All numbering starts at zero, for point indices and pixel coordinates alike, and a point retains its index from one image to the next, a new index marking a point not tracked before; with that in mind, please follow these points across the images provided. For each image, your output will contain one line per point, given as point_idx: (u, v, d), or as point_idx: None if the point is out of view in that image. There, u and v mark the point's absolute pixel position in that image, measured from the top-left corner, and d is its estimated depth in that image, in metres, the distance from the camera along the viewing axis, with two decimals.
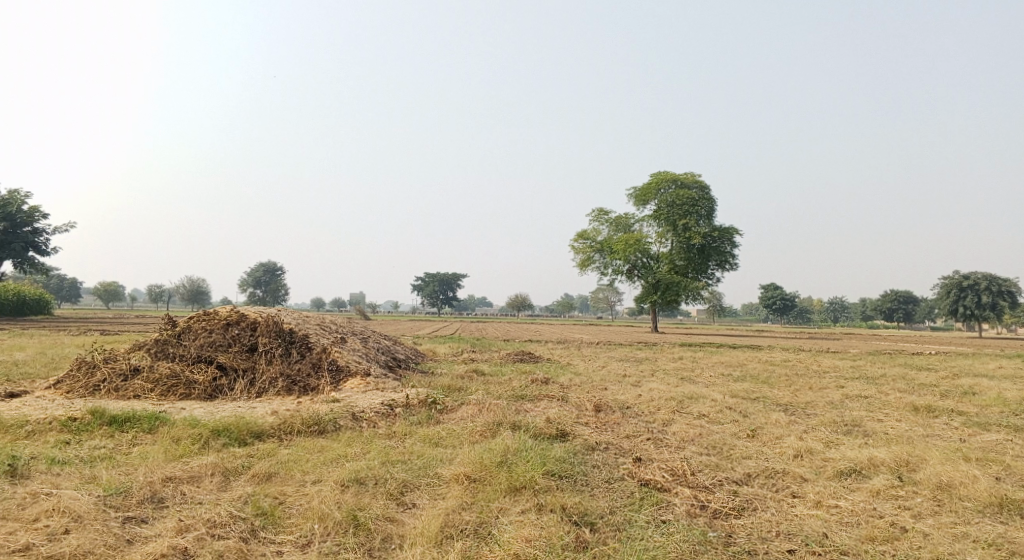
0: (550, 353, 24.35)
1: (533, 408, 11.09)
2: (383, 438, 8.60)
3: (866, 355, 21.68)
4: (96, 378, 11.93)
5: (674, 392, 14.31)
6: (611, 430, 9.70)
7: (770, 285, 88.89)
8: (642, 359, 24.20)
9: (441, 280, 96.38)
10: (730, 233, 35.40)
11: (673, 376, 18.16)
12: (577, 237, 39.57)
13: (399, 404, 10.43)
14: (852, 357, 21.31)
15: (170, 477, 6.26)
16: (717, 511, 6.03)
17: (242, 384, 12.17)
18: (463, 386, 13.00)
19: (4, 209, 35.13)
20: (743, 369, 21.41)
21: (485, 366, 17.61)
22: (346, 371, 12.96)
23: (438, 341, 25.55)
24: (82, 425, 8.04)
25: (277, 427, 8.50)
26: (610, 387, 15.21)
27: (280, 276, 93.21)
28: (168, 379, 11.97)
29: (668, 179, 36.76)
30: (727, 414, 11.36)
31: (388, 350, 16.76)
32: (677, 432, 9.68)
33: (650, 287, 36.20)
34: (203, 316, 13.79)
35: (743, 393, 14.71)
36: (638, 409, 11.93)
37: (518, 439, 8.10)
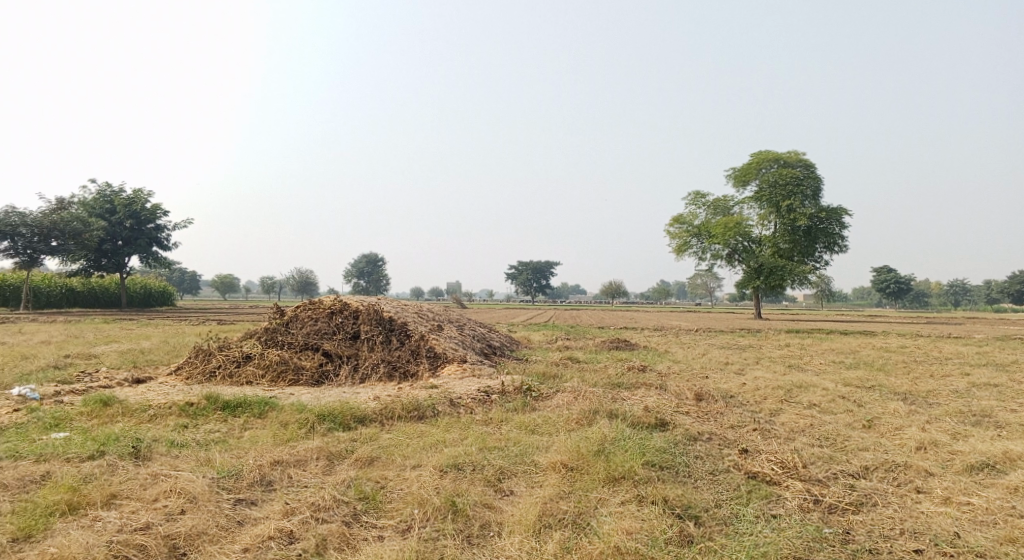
0: (647, 340, 23.92)
1: (630, 396, 10.86)
2: (480, 424, 8.62)
3: (996, 340, 20.06)
4: (212, 364, 12.59)
5: (780, 381, 13.69)
6: (713, 420, 9.36)
7: (883, 267, 84.13)
8: (745, 346, 23.38)
9: (535, 268, 96.74)
10: (839, 213, 33.61)
11: (778, 363, 17.42)
12: (674, 221, 38.63)
13: (495, 391, 10.45)
14: (979, 343, 19.78)
15: (278, 460, 6.47)
16: (832, 506, 5.65)
17: (346, 370, 12.54)
18: (559, 373, 12.91)
19: (131, 207, 37.68)
20: (855, 355, 20.27)
21: (580, 353, 17.46)
22: (444, 358, 13.12)
23: (534, 329, 25.60)
24: (199, 410, 8.46)
25: (378, 412, 8.68)
26: (711, 375, 14.74)
27: (381, 267, 96.15)
28: (277, 365, 12.48)
29: (770, 158, 35.25)
30: (839, 403, 10.76)
31: (483, 337, 16.89)
32: (785, 422, 9.23)
33: (752, 272, 34.90)
34: (309, 305, 14.30)
35: (857, 381, 13.91)
36: (741, 397, 11.47)
37: (616, 428, 7.92)
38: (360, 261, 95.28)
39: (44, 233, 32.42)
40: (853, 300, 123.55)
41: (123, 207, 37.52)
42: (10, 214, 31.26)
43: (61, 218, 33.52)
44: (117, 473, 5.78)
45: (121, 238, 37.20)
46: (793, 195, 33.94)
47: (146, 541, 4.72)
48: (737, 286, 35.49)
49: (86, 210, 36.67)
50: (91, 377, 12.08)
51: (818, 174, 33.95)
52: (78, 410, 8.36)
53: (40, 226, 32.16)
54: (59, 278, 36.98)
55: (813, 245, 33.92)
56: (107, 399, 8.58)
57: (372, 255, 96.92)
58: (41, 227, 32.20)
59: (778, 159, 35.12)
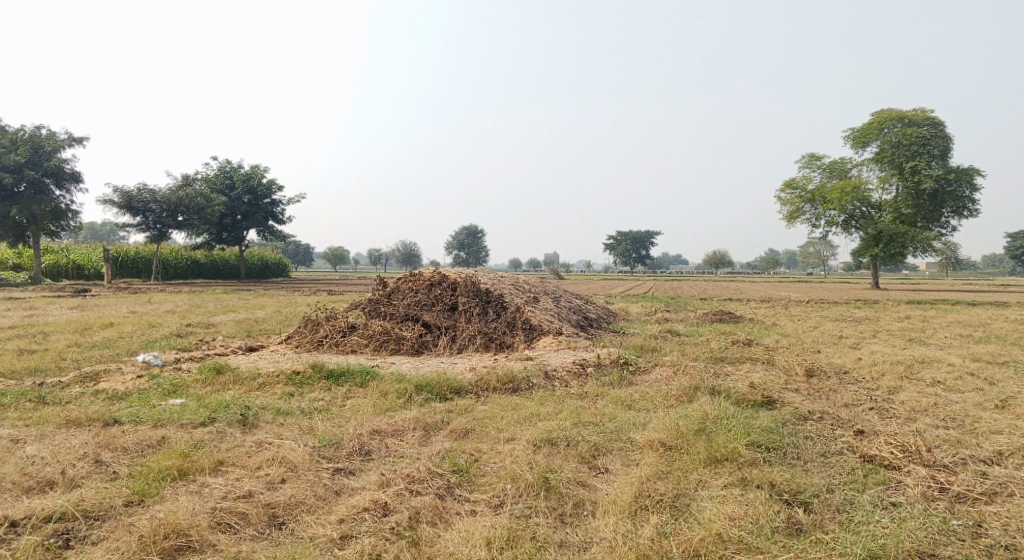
0: (753, 312, 22.99)
1: (734, 372, 10.42)
2: (576, 398, 8.48)
3: None
4: (320, 334, 13.04)
5: (900, 356, 12.78)
6: (824, 398, 8.82)
7: (1018, 232, 77.41)
8: (861, 319, 22.05)
9: (635, 237, 95.20)
10: (970, 175, 30.94)
11: (898, 337, 16.29)
12: (785, 187, 36.79)
13: (591, 363, 10.28)
14: None
15: (377, 430, 6.56)
16: (961, 495, 5.15)
17: (445, 340, 12.69)
18: (657, 347, 12.57)
19: (248, 183, 39.59)
20: (986, 329, 18.70)
21: (681, 326, 16.97)
22: (539, 330, 13.04)
23: (633, 300, 25.13)
24: (305, 379, 8.72)
25: (474, 384, 8.69)
26: (822, 349, 13.95)
27: (481, 238, 97.31)
28: (380, 335, 12.77)
29: (893, 116, 32.78)
30: (967, 381, 9.90)
31: (581, 309, 16.69)
32: (905, 401, 8.58)
33: (870, 239, 32.83)
34: (410, 277, 14.54)
35: (989, 357, 12.79)
36: (856, 374, 10.77)
37: (718, 405, 7.59)
38: (461, 233, 96.80)
39: (172, 209, 34.55)
40: (983, 268, 114.48)
41: (241, 182, 39.47)
42: (142, 191, 33.46)
43: (187, 194, 35.58)
44: (225, 441, 6.05)
45: (240, 212, 39.21)
46: (918, 156, 31.51)
47: (249, 509, 4.89)
48: (852, 254, 33.52)
49: (209, 186, 38.82)
50: (209, 345, 12.78)
51: (947, 133, 31.31)
52: (195, 377, 8.83)
53: (168, 202, 34.27)
54: (186, 251, 39.46)
55: (939, 210, 31.47)
56: (221, 367, 9.02)
57: (472, 227, 98.13)
58: (170, 203, 34.32)
59: (903, 117, 32.63)
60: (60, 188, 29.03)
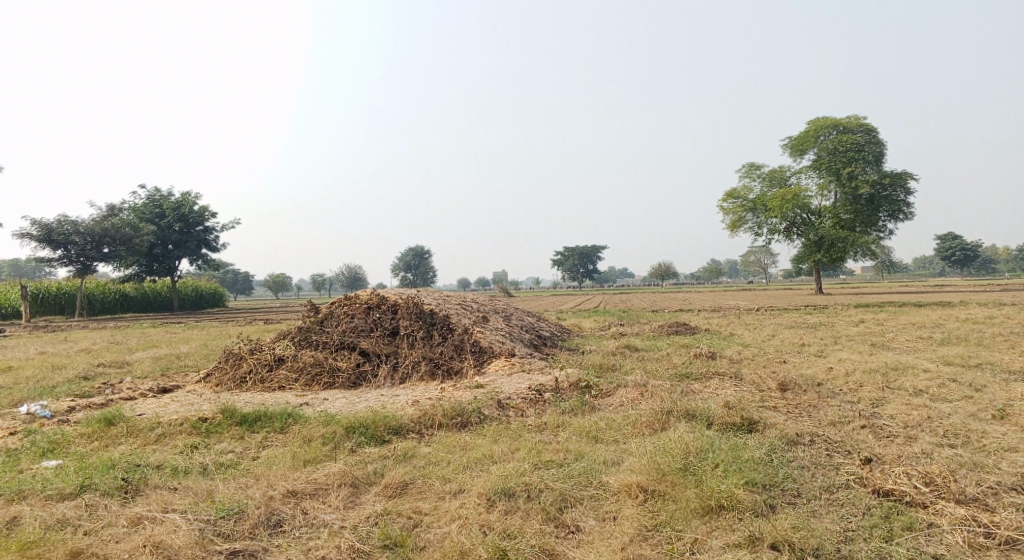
0: (708, 323, 22.33)
1: (705, 390, 9.51)
2: (534, 432, 7.40)
3: None
4: (242, 369, 11.67)
5: (872, 363, 12.07)
6: (808, 417, 7.95)
7: (948, 234, 79.81)
8: (817, 325, 21.64)
9: (582, 253, 94.98)
10: (904, 178, 31.20)
11: (860, 343, 15.71)
12: (726, 196, 36.66)
13: (547, 387, 9.25)
14: None
15: (293, 491, 5.34)
16: (1013, 541, 4.43)
17: (386, 370, 11.45)
18: (617, 364, 11.59)
19: (179, 211, 37.51)
20: (944, 330, 18.28)
21: (638, 341, 16.08)
22: (489, 352, 11.90)
23: (585, 316, 24.22)
24: (213, 426, 7.37)
25: (416, 420, 7.53)
26: (789, 360, 13.20)
27: (428, 259, 95.71)
28: (312, 367, 11.48)
29: (827, 124, 32.99)
30: (952, 388, 9.17)
31: (532, 328, 15.61)
32: (895, 416, 7.76)
33: (811, 245, 32.78)
34: (344, 300, 13.26)
35: (960, 359, 12.19)
36: (832, 386, 9.97)
37: (698, 434, 6.62)
38: (407, 255, 95.13)
39: (96, 240, 32.32)
40: (915, 270, 118.07)
41: (172, 210, 37.39)
42: (63, 222, 31.20)
43: (112, 224, 33.41)
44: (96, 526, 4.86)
45: (171, 241, 37.13)
46: (853, 162, 31.67)
47: None
48: (794, 261, 33.46)
49: (136, 215, 36.60)
50: (114, 388, 11.27)
51: (879, 139, 31.62)
52: (81, 431, 7.43)
53: (92, 233, 32.11)
54: (113, 284, 37.06)
55: (876, 214, 31.63)
56: (112, 417, 7.61)
57: (418, 248, 96.56)
58: (94, 234, 32.12)
59: (836, 124, 32.82)
60: None
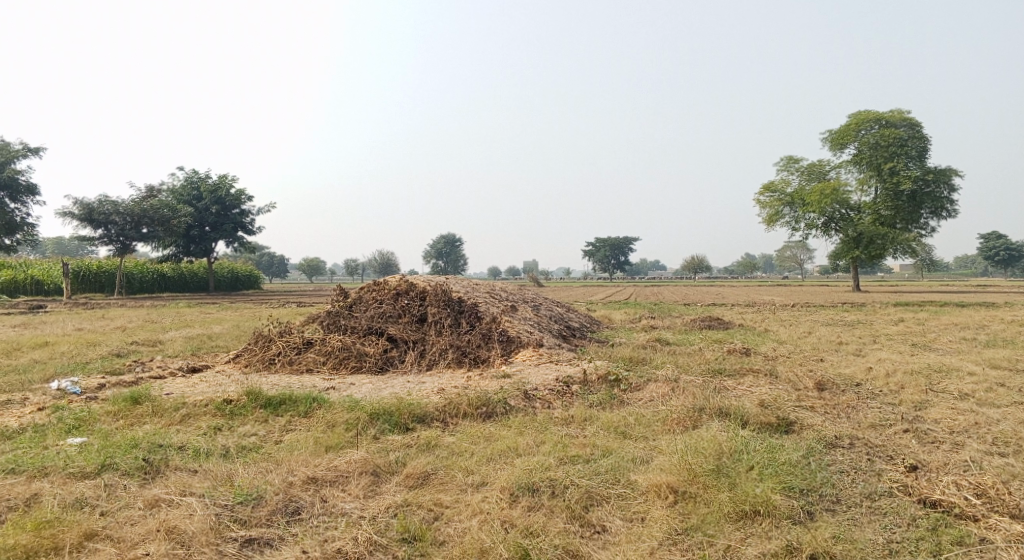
0: (741, 318, 21.88)
1: (737, 387, 9.24)
2: (560, 425, 7.22)
3: None
4: (271, 352, 11.68)
5: (913, 364, 11.64)
6: (846, 419, 7.64)
7: (992, 233, 77.52)
8: (854, 322, 21.07)
9: (613, 244, 94.35)
10: (949, 175, 30.24)
11: (900, 343, 15.20)
12: (763, 190, 35.92)
13: (575, 379, 9.05)
14: None
15: (313, 477, 5.24)
16: None
17: (413, 356, 11.36)
18: (647, 358, 11.34)
19: (216, 193, 37.94)
20: (988, 332, 17.63)
21: (669, 334, 15.77)
22: (518, 342, 11.73)
23: (615, 307, 23.92)
24: (237, 409, 7.31)
25: (441, 409, 7.39)
26: (825, 358, 12.81)
27: (459, 247, 95.83)
28: (339, 352, 11.43)
29: (870, 117, 32.10)
30: (1000, 393, 8.75)
31: (561, 318, 15.41)
32: (939, 421, 7.42)
33: (850, 242, 31.96)
34: (373, 286, 13.18)
35: (1007, 363, 11.70)
36: (871, 387, 9.61)
37: (732, 433, 6.38)
38: (439, 242, 95.32)
39: (136, 221, 32.82)
40: (955, 270, 115.15)
41: (209, 192, 37.80)
42: (104, 202, 31.70)
43: (152, 205, 33.87)
44: (114, 512, 4.81)
45: (208, 223, 37.56)
46: (896, 157, 30.77)
47: None
48: (832, 257, 32.69)
49: (174, 197, 37.06)
50: (144, 367, 11.34)
51: (924, 133, 30.67)
52: (106, 409, 7.42)
53: (132, 213, 32.59)
54: (151, 264, 37.61)
55: (919, 211, 30.70)
56: (138, 396, 7.60)
57: (449, 236, 96.74)
58: (133, 214, 32.60)
59: (880, 118, 31.89)
60: (14, 200, 27.23)
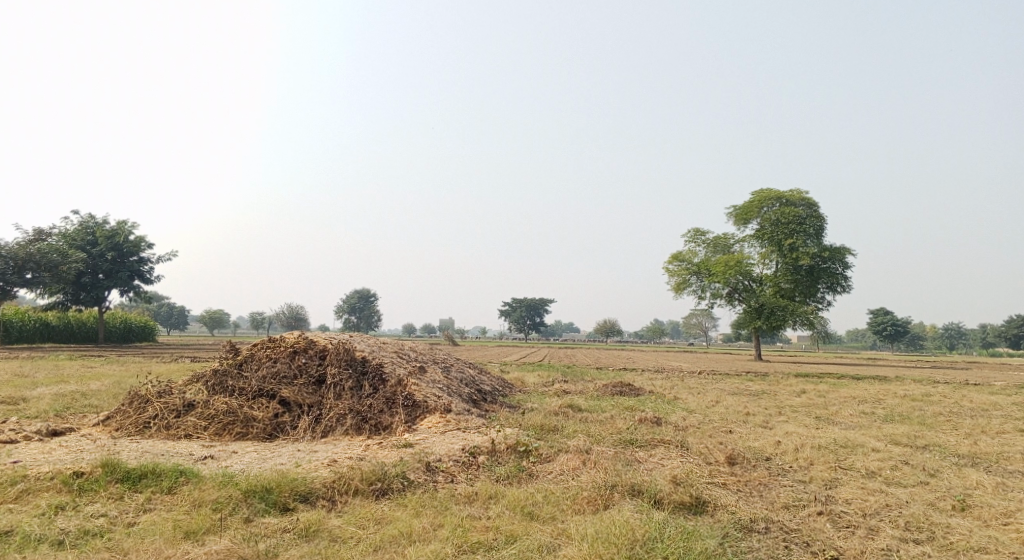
0: (652, 385, 21.81)
1: (650, 460, 8.85)
2: (462, 504, 6.59)
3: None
4: (146, 414, 10.57)
5: (820, 438, 11.62)
6: (760, 498, 7.35)
7: (880, 309, 82.25)
8: (760, 393, 21.35)
9: (529, 305, 94.94)
10: (842, 253, 31.85)
11: (806, 415, 15.32)
12: (672, 259, 36.80)
13: (482, 450, 8.44)
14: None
15: None
16: None
17: (306, 422, 10.47)
18: (558, 426, 10.85)
19: (113, 239, 35.61)
20: (885, 406, 18.07)
21: (582, 400, 15.39)
22: (423, 408, 11.02)
23: (527, 369, 23.46)
24: (87, 484, 6.34)
25: (329, 485, 6.65)
26: (735, 430, 12.67)
27: (373, 303, 93.88)
28: (225, 416, 10.46)
29: (772, 196, 33.69)
30: (907, 472, 8.72)
31: (472, 381, 14.76)
32: (851, 502, 7.24)
33: (752, 312, 32.89)
34: (268, 343, 12.23)
35: (907, 439, 11.86)
36: (782, 462, 9.44)
37: (644, 517, 5.95)
38: (352, 297, 93.16)
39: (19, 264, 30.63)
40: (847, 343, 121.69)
41: (105, 238, 35.47)
42: None
43: (38, 249, 31.74)
44: None
45: (101, 270, 35.07)
46: (795, 234, 32.21)
47: None
48: (735, 327, 33.51)
49: (65, 241, 34.55)
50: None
51: (820, 213, 32.33)
52: None
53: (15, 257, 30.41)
54: (33, 311, 34.72)
55: (815, 286, 32.04)
56: None
57: (363, 291, 94.71)
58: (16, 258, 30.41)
59: (780, 197, 33.53)
60: None
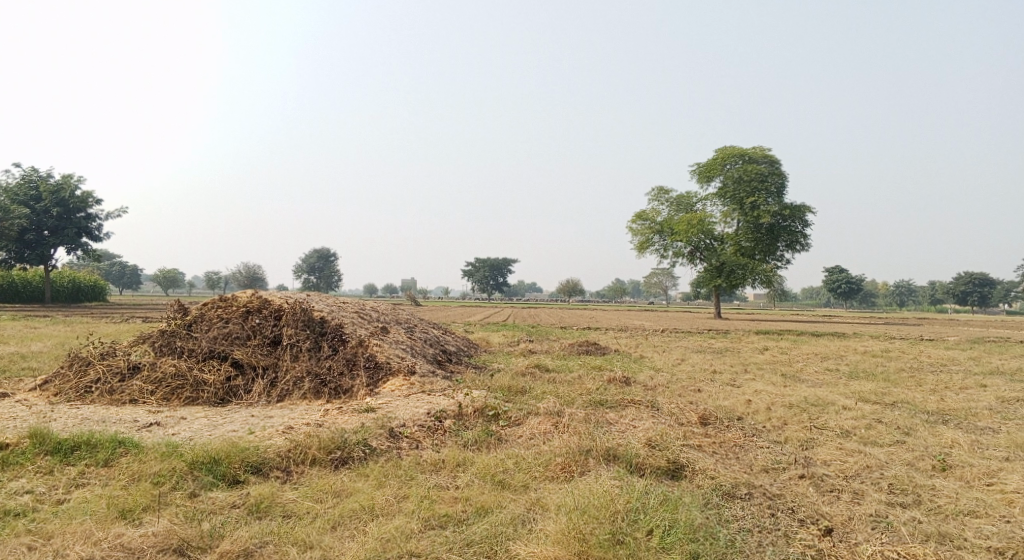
0: (617, 343, 21.61)
1: (622, 422, 8.53)
2: (428, 473, 6.17)
3: (995, 360, 18.32)
4: (87, 378, 9.90)
5: (790, 397, 11.47)
6: (737, 460, 7.10)
7: (836, 267, 83.67)
8: (724, 350, 21.31)
9: (492, 264, 94.59)
10: (802, 212, 31.92)
11: (772, 373, 15.23)
12: (636, 218, 36.59)
13: (448, 413, 8.01)
14: (983, 364, 17.90)
15: None
16: None
17: (261, 386, 9.94)
18: (527, 387, 10.48)
19: (58, 195, 33.80)
20: (848, 363, 18.14)
21: (548, 359, 15.04)
22: (386, 370, 10.54)
23: (491, 329, 23.04)
24: (12, 456, 5.76)
25: (285, 455, 6.16)
26: (704, 388, 12.45)
27: (333, 262, 92.27)
28: (173, 380, 9.86)
29: (735, 154, 33.54)
30: (881, 431, 8.57)
31: (436, 342, 14.28)
32: (830, 464, 7.03)
33: (713, 271, 32.92)
34: (219, 302, 11.56)
35: (875, 396, 11.78)
36: (755, 422, 9.22)
37: (623, 484, 5.63)
38: (312, 256, 91.38)
39: None
40: (802, 301, 124.38)
41: (50, 194, 33.65)
42: None
43: None
44: None
45: (47, 228, 33.35)
46: (756, 192, 32.16)
47: None
48: (696, 285, 33.53)
49: (7, 196, 32.86)
50: None
51: (782, 171, 32.27)
52: None
53: None
54: None
55: (775, 244, 32.12)
56: None
57: (324, 250, 93.00)
58: None
59: (743, 155, 33.41)
60: None
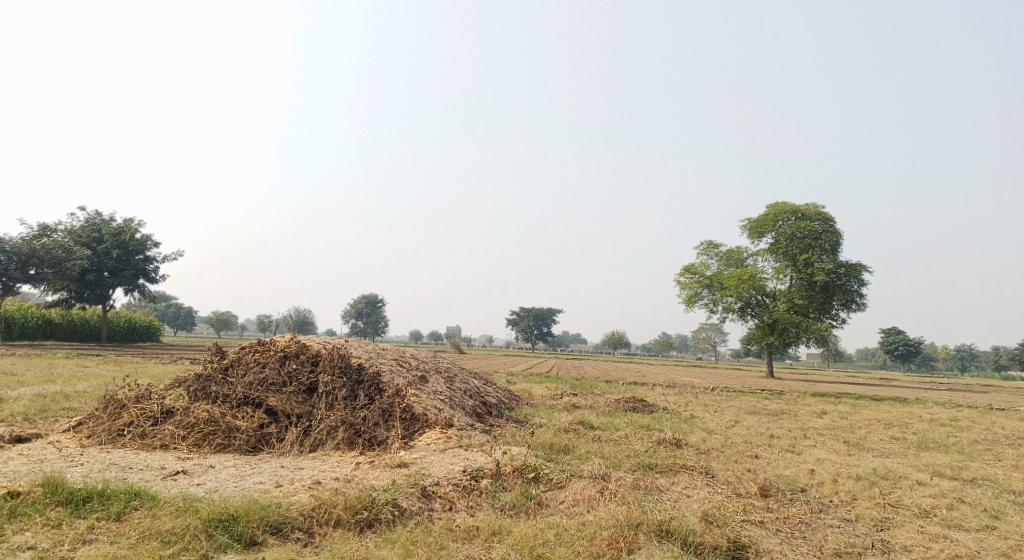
0: (665, 401, 20.70)
1: (673, 491, 7.84)
2: (461, 542, 5.64)
3: None
4: (120, 421, 9.67)
5: (857, 468, 10.55)
6: (804, 541, 6.37)
7: (894, 328, 80.47)
8: (779, 412, 20.21)
9: (537, 315, 94.09)
10: (859, 270, 30.72)
11: (833, 440, 14.22)
12: (684, 272, 35.75)
13: (486, 472, 7.46)
14: None
15: None
16: None
17: (294, 435, 9.57)
18: (570, 446, 9.86)
19: (119, 237, 34.73)
20: (915, 431, 16.93)
21: (593, 416, 14.33)
22: (423, 422, 10.06)
23: (534, 380, 22.41)
24: (22, 506, 5.45)
25: (308, 514, 5.72)
26: (761, 455, 11.59)
27: (381, 308, 92.94)
28: (205, 426, 9.56)
29: (787, 209, 32.66)
30: (966, 513, 7.70)
31: (476, 392, 13.76)
32: (912, 550, 6.26)
33: (764, 328, 31.78)
34: (257, 346, 11.30)
35: (952, 471, 10.77)
36: (820, 495, 8.43)
37: None
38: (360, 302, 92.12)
39: (22, 260, 30.35)
40: (854, 361, 120.53)
41: (111, 236, 34.58)
42: None
43: (44, 244, 31.44)
44: None
45: (107, 269, 34.19)
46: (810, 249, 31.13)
47: None
48: (747, 342, 32.37)
49: (72, 238, 33.88)
50: None
51: (837, 228, 31.21)
52: None
53: (18, 252, 30.07)
54: (38, 307, 34.03)
55: (830, 302, 30.90)
56: None
57: (371, 296, 93.72)
58: (20, 253, 30.11)
59: (796, 211, 32.51)
60: None
